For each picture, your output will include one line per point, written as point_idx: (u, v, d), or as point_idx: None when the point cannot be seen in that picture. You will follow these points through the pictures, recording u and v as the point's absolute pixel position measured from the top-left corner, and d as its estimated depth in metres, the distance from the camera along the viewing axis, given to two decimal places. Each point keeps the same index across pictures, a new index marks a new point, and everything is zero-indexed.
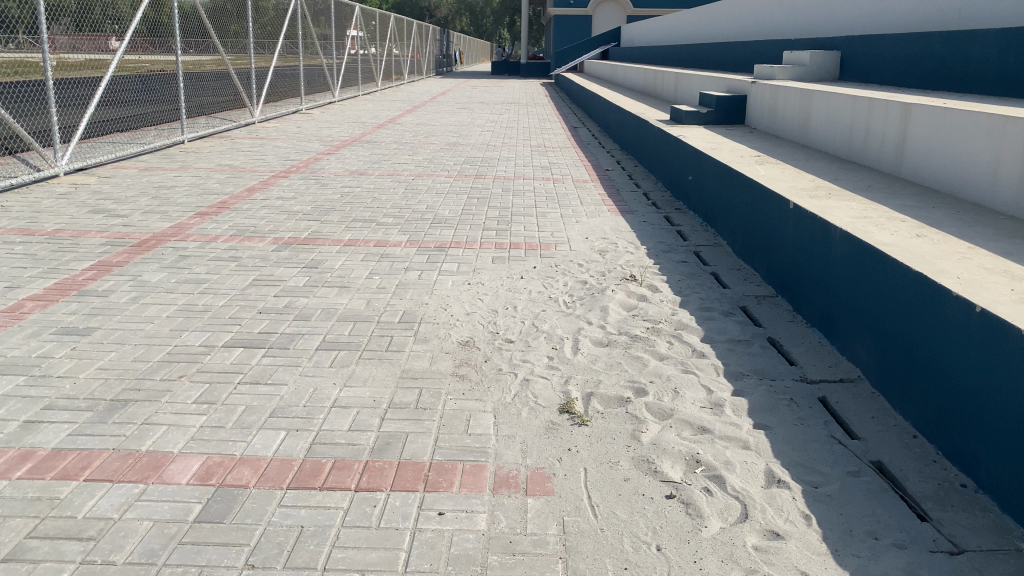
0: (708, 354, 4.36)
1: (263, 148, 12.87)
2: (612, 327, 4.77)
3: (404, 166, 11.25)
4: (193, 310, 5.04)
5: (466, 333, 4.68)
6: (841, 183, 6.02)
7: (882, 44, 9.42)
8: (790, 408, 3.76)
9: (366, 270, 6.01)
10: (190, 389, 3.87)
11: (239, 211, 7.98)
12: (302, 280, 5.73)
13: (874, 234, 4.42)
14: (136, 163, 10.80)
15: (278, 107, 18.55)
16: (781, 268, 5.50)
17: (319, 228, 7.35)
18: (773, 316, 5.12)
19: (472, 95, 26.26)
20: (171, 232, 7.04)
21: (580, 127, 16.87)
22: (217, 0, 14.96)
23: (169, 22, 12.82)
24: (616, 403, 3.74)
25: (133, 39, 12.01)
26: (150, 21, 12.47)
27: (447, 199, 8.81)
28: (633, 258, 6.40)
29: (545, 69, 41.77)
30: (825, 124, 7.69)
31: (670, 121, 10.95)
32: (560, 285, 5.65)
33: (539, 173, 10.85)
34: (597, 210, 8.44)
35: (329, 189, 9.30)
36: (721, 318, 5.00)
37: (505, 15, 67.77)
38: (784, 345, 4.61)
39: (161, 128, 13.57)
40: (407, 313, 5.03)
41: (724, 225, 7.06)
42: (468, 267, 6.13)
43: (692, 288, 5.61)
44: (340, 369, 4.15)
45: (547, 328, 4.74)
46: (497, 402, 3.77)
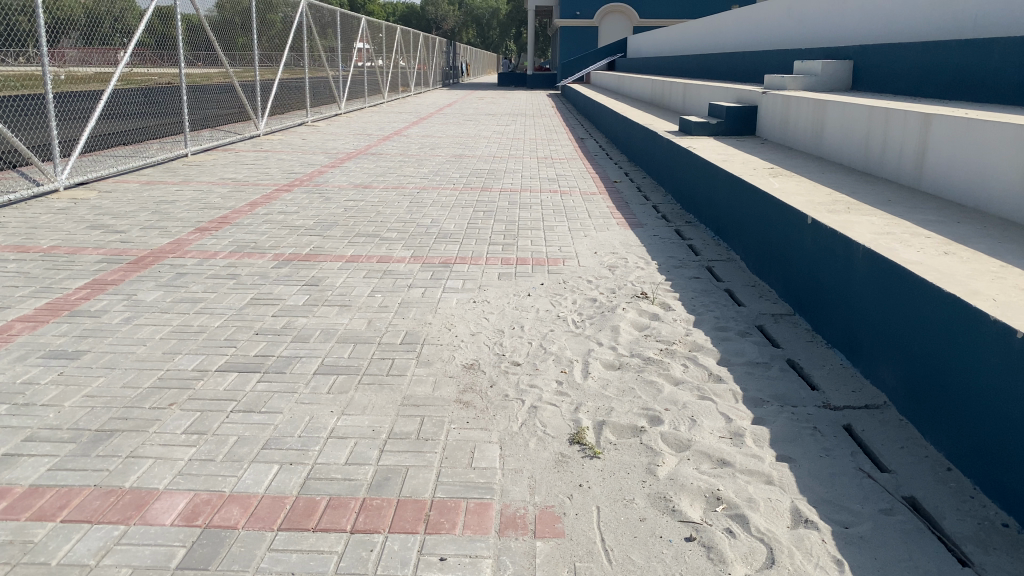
0: (725, 378, 4.15)
1: (267, 161, 12.73)
2: (625, 348, 4.56)
3: (409, 179, 11.08)
4: (187, 331, 4.86)
5: (471, 356, 4.48)
6: (859, 196, 5.81)
7: (897, 52, 9.20)
8: (814, 437, 3.54)
9: (368, 287, 5.82)
10: (179, 418, 3.67)
11: (240, 226, 7.82)
12: (302, 298, 5.54)
13: (899, 252, 4.20)
14: (138, 177, 10.67)
15: (283, 120, 18.44)
16: (799, 286, 5.28)
17: (321, 243, 7.17)
18: (792, 336, 4.91)
19: (479, 107, 26.13)
20: (169, 249, 6.87)
21: (588, 138, 16.69)
22: (224, 14, 14.88)
23: (174, 34, 12.77)
24: (629, 433, 3.53)
25: (139, 53, 11.94)
26: (156, 33, 12.36)
27: (453, 213, 8.63)
28: (644, 274, 6.20)
29: (552, 80, 41.68)
30: (840, 135, 7.48)
31: (680, 131, 10.75)
32: (568, 303, 5.44)
33: (546, 185, 10.66)
34: (606, 223, 8.24)
35: (333, 203, 9.13)
36: (738, 338, 4.79)
37: (510, 26, 67.82)
38: (804, 367, 4.39)
39: (165, 141, 13.45)
40: (409, 334, 4.83)
41: (737, 239, 6.85)
42: (473, 284, 5.93)
43: (706, 306, 5.40)
44: (338, 396, 3.95)
45: (555, 350, 4.54)
46: (503, 431, 3.57)
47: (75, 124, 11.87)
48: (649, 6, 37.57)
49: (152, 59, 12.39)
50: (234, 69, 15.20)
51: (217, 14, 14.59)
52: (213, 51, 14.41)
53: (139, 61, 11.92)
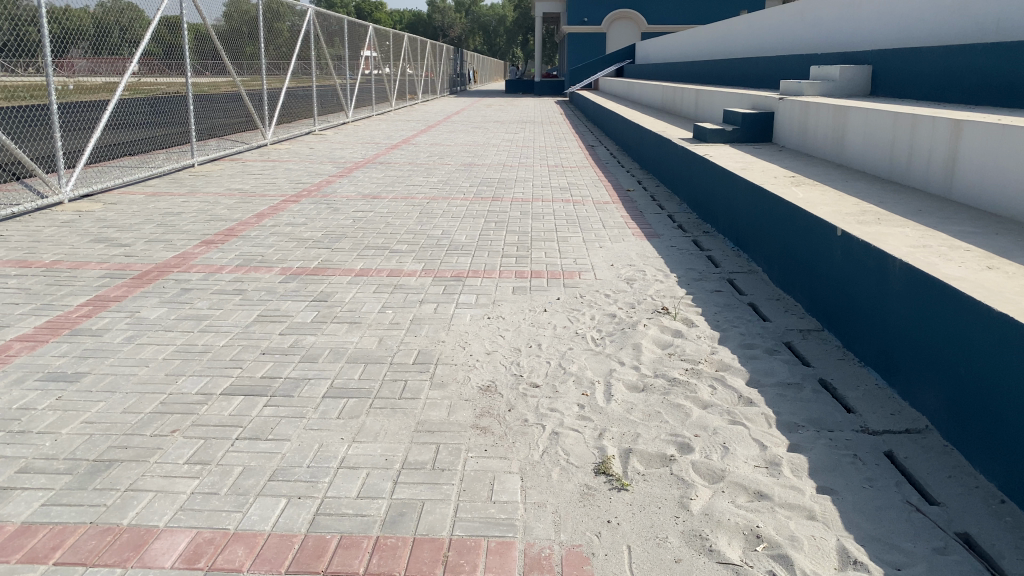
0: (756, 401, 3.94)
1: (274, 170, 12.58)
2: (648, 368, 4.36)
3: (418, 188, 10.90)
4: (191, 351, 4.67)
5: (487, 376, 4.27)
6: (888, 206, 5.60)
7: (917, 57, 8.99)
8: (855, 466, 3.33)
9: (378, 303, 5.63)
10: (181, 446, 3.47)
11: (247, 239, 7.65)
12: (310, 315, 5.35)
13: (939, 267, 3.99)
14: (144, 188, 10.52)
15: (290, 129, 18.30)
16: (828, 301, 5.07)
17: (330, 256, 6.98)
18: (822, 354, 4.69)
19: (487, 114, 25.96)
20: (175, 263, 6.70)
21: (599, 146, 16.50)
22: (232, 23, 14.76)
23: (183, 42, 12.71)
24: (658, 463, 3.33)
25: (149, 63, 11.87)
26: (163, 42, 12.25)
27: (464, 224, 8.45)
28: (663, 287, 5.99)
29: (559, 87, 41.54)
30: (863, 143, 7.26)
31: (694, 139, 10.56)
32: (586, 319, 5.24)
33: (558, 194, 10.48)
34: (621, 234, 8.04)
35: (341, 214, 8.96)
36: (766, 356, 4.58)
37: (517, 34, 67.82)
38: (838, 388, 4.18)
39: (171, 151, 13.32)
40: (422, 353, 4.64)
41: (758, 250, 6.64)
42: (487, 299, 5.74)
43: (731, 322, 5.19)
44: (349, 421, 3.75)
45: (575, 370, 4.33)
46: (524, 460, 3.36)
47: (81, 134, 11.74)
48: (657, 13, 37.42)
49: (161, 69, 12.30)
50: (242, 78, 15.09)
51: (226, 23, 14.46)
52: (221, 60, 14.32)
53: (147, 70, 11.82)
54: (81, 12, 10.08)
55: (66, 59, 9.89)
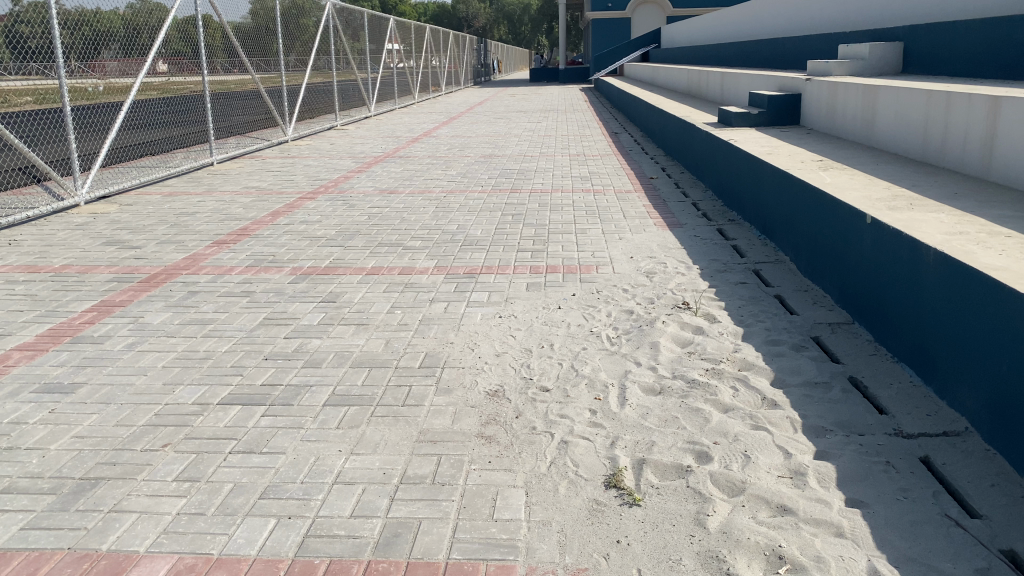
0: (780, 403, 3.69)
1: (293, 167, 12.46)
2: (666, 369, 4.12)
3: (436, 182, 10.71)
4: (191, 358, 4.52)
5: (495, 380, 4.07)
6: (922, 191, 5.29)
7: (951, 32, 8.61)
8: (887, 475, 3.08)
9: (387, 303, 5.45)
10: (172, 462, 3.32)
11: (259, 238, 7.51)
12: (317, 317, 5.18)
13: (977, 256, 3.71)
14: (161, 188, 10.46)
15: (312, 124, 18.20)
16: (859, 293, 4.79)
17: (342, 254, 6.82)
18: (853, 350, 4.42)
19: (510, 104, 25.70)
20: (184, 265, 6.57)
21: (622, 133, 16.21)
22: (255, 20, 14.67)
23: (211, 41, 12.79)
24: (673, 475, 3.11)
25: (174, 63, 11.89)
26: (190, 41, 12.26)
27: (481, 218, 8.24)
28: (685, 280, 5.74)
29: (584, 74, 41.13)
30: (895, 124, 6.93)
31: (718, 124, 10.24)
32: (602, 316, 5.01)
33: (578, 184, 10.22)
34: (642, 224, 7.78)
35: (357, 210, 8.80)
36: (793, 354, 4.32)
37: (541, 22, 67.33)
38: (869, 388, 3.91)
39: (191, 150, 13.27)
40: (429, 356, 4.44)
41: (785, 239, 6.36)
42: (500, 296, 5.53)
43: (755, 317, 4.93)
44: (348, 431, 3.57)
45: (588, 372, 4.11)
46: (530, 473, 3.15)
47: (95, 138, 11.67)
48: None
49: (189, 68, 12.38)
50: (265, 75, 15.05)
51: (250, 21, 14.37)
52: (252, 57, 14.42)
53: (174, 70, 11.93)
54: (112, 15, 10.27)
55: (99, 61, 10.13)
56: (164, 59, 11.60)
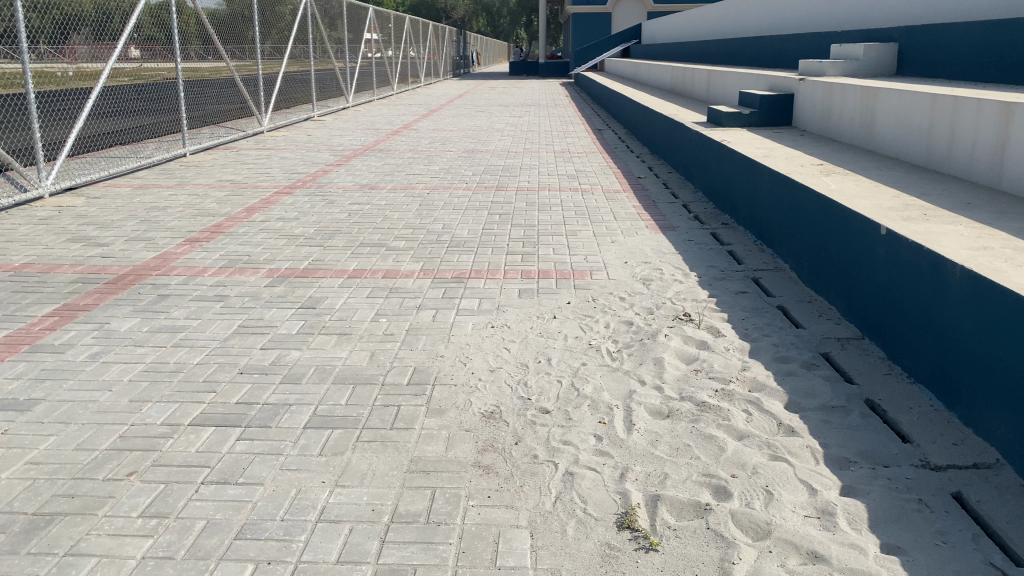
0: (798, 430, 3.45)
1: (269, 159, 12.08)
2: (672, 388, 3.87)
3: (418, 178, 10.39)
4: (160, 371, 4.18)
5: (490, 400, 3.78)
6: (932, 200, 5.07)
7: (948, 34, 8.44)
8: (922, 515, 2.84)
9: (371, 310, 5.14)
10: (137, 494, 3.00)
11: (234, 236, 7.16)
12: (297, 325, 4.86)
13: (1007, 274, 3.48)
14: (131, 180, 10.05)
15: (288, 115, 17.75)
16: (869, 307, 4.56)
17: (322, 255, 6.49)
18: (865, 368, 4.20)
19: (490, 98, 25.37)
20: (154, 265, 6.21)
21: (607, 130, 15.97)
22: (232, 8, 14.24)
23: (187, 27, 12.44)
24: (691, 514, 2.85)
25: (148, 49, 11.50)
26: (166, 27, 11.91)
27: (466, 217, 7.95)
28: (684, 289, 5.49)
29: (564, 68, 40.88)
30: (897, 128, 6.72)
31: (708, 122, 10.00)
32: (601, 328, 4.74)
33: (565, 183, 9.95)
34: (633, 226, 7.53)
35: (337, 207, 8.46)
36: (805, 373, 4.08)
37: (520, 14, 66.88)
38: (889, 412, 3.68)
39: (164, 140, 12.81)
40: (418, 371, 4.14)
41: (785, 246, 6.13)
42: (490, 304, 5.25)
43: (761, 331, 4.69)
44: (333, 459, 3.27)
45: (590, 392, 3.84)
46: (534, 511, 2.88)
47: (59, 124, 11.27)
48: None
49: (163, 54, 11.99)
50: (241, 63, 14.62)
51: (225, 8, 13.96)
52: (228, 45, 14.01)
53: (149, 56, 11.56)
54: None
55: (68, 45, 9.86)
56: (137, 45, 11.22)
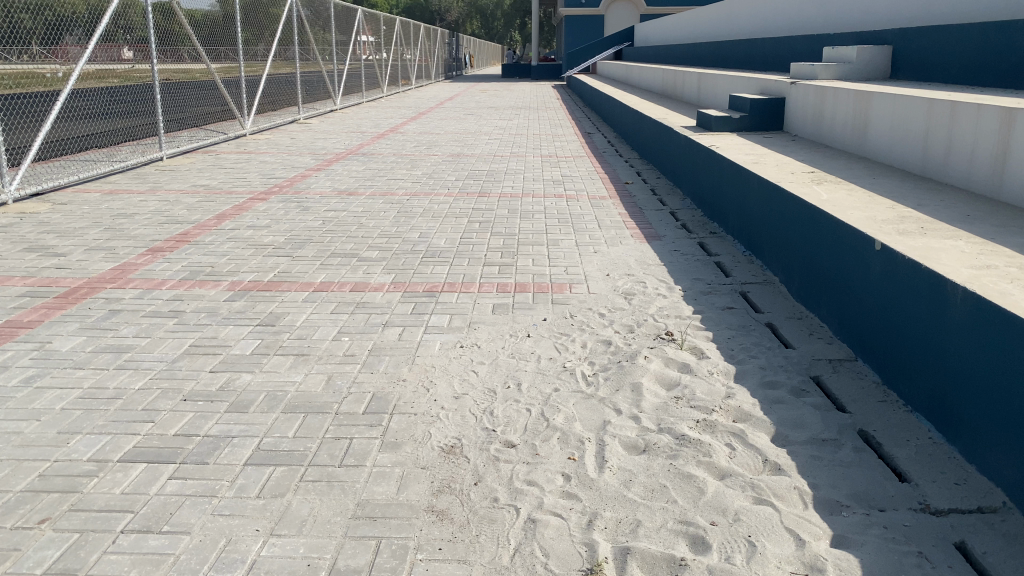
0: (785, 468, 3.15)
1: (248, 163, 11.75)
2: (650, 419, 3.56)
3: (399, 183, 10.08)
4: (96, 398, 3.85)
5: (452, 432, 3.47)
6: (929, 212, 4.79)
7: (944, 37, 8.18)
8: (923, 570, 2.54)
9: (334, 327, 4.82)
10: (46, 546, 2.69)
11: (199, 245, 6.84)
12: (251, 345, 4.54)
13: (1014, 297, 3.19)
14: (102, 185, 9.71)
15: (272, 117, 17.41)
16: (863, 326, 4.27)
17: (289, 266, 6.18)
18: (859, 395, 3.90)
19: (480, 100, 25.06)
20: (110, 277, 5.88)
21: (596, 133, 15.68)
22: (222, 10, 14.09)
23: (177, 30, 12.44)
24: (664, 570, 2.54)
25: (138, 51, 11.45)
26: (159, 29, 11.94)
27: (445, 225, 7.64)
28: (667, 304, 5.19)
29: (556, 71, 40.62)
30: (892, 134, 6.44)
31: (698, 127, 9.72)
32: (577, 348, 4.43)
33: (551, 188, 9.65)
34: (618, 235, 7.23)
35: (312, 214, 8.15)
36: (794, 400, 3.78)
37: (513, 17, 66.64)
38: (885, 447, 3.37)
39: (141, 143, 12.48)
40: (376, 398, 3.83)
41: (774, 257, 5.83)
42: (462, 320, 4.94)
43: (748, 351, 4.39)
44: (271, 503, 2.96)
45: (561, 423, 3.53)
46: (489, 566, 2.57)
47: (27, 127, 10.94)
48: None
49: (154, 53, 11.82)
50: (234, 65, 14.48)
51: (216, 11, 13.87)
52: (217, 46, 13.79)
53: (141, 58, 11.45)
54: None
55: (61, 46, 9.78)
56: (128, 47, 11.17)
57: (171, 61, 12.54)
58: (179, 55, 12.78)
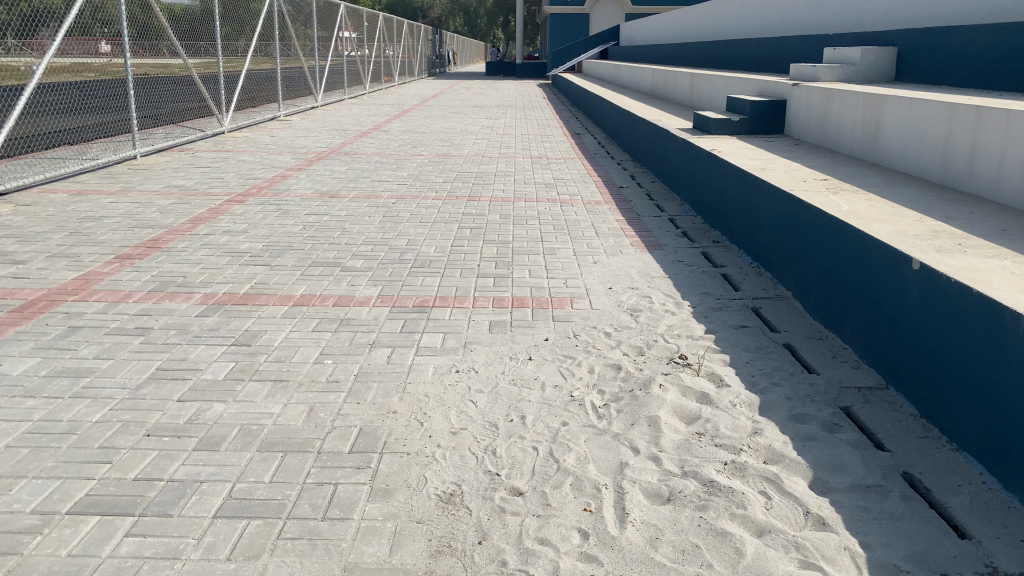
0: (830, 523, 2.79)
1: (226, 163, 11.27)
2: (672, 460, 3.19)
3: (384, 185, 9.65)
4: (47, 434, 3.41)
5: (450, 477, 3.08)
6: (961, 226, 4.44)
7: (953, 37, 7.85)
8: None
9: (316, 348, 4.40)
10: None
11: (171, 252, 6.38)
12: (225, 368, 4.12)
13: None
14: (70, 185, 9.22)
15: (252, 114, 16.87)
16: (896, 351, 3.92)
17: (267, 277, 5.75)
18: (896, 430, 3.54)
19: (465, 98, 24.60)
20: (72, 288, 5.42)
21: (585, 134, 15.32)
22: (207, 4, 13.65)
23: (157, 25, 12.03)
24: None
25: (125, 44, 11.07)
26: (137, 23, 11.50)
27: (433, 232, 7.24)
28: (677, 323, 4.81)
29: (540, 69, 40.24)
30: (907, 140, 6.11)
31: (695, 128, 9.36)
32: (583, 374, 4.04)
33: (543, 192, 9.27)
34: (617, 244, 6.85)
35: (292, 218, 7.71)
36: (829, 437, 3.42)
37: (497, 14, 66.15)
38: (937, 495, 3.01)
39: (113, 140, 11.95)
40: (364, 434, 3.42)
41: (787, 270, 5.48)
42: (456, 340, 4.54)
43: (771, 378, 4.02)
44: (242, 568, 2.55)
45: (572, 465, 3.14)
46: None
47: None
48: None
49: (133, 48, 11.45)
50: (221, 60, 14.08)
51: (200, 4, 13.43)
52: (197, 41, 13.33)
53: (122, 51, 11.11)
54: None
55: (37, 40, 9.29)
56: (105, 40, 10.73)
57: (149, 56, 12.13)
58: (158, 51, 12.39)
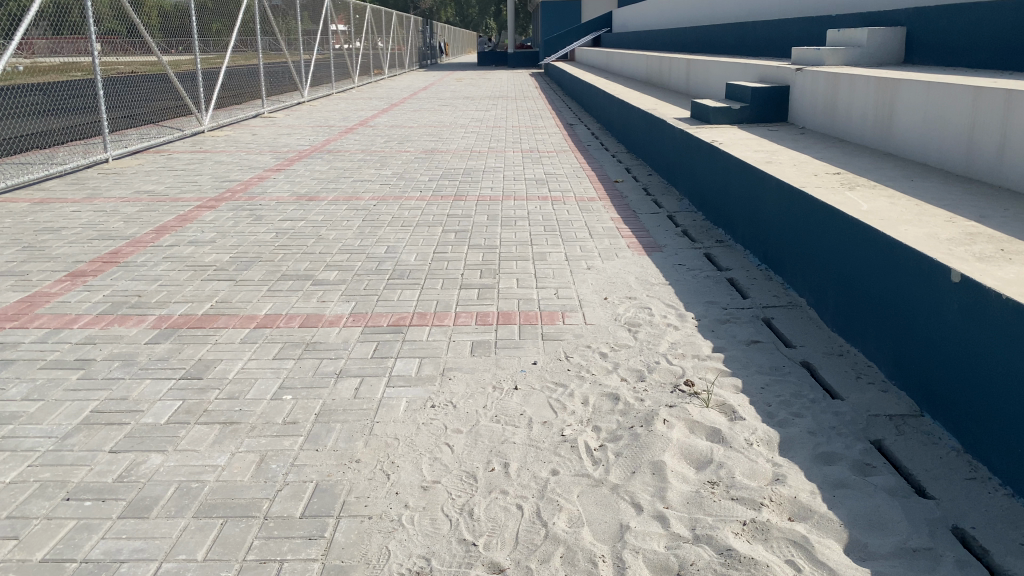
0: None
1: (201, 164, 10.73)
2: (680, 520, 2.71)
3: (366, 185, 9.14)
4: None
5: (417, 550, 2.58)
6: (997, 226, 3.96)
7: (967, 15, 7.34)
8: None
9: (275, 381, 3.90)
10: None
11: (128, 268, 5.87)
12: (169, 409, 3.62)
13: None
14: (33, 193, 8.69)
15: (234, 112, 16.30)
16: (933, 374, 3.42)
17: (230, 294, 5.25)
18: (939, 470, 3.06)
19: (455, 90, 24.03)
20: (14, 312, 4.92)
21: (578, 125, 14.80)
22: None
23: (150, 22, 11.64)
24: None
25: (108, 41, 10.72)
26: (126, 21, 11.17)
27: (415, 237, 6.73)
28: (681, 339, 4.32)
29: (533, 59, 39.63)
30: (925, 127, 5.62)
31: (693, 117, 8.85)
32: (575, 407, 3.55)
33: (533, 189, 8.76)
34: (611, 246, 6.36)
35: (264, 225, 7.20)
36: (863, 481, 2.94)
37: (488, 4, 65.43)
38: (999, 557, 2.52)
39: (84, 143, 11.42)
40: (321, 491, 2.93)
41: (800, 275, 4.99)
42: (434, 366, 4.06)
43: (790, 407, 3.53)
44: None
45: (563, 531, 2.65)
46: None
47: None
48: None
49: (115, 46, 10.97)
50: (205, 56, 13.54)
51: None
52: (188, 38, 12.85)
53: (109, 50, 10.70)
54: None
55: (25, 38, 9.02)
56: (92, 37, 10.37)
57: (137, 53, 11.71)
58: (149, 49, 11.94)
